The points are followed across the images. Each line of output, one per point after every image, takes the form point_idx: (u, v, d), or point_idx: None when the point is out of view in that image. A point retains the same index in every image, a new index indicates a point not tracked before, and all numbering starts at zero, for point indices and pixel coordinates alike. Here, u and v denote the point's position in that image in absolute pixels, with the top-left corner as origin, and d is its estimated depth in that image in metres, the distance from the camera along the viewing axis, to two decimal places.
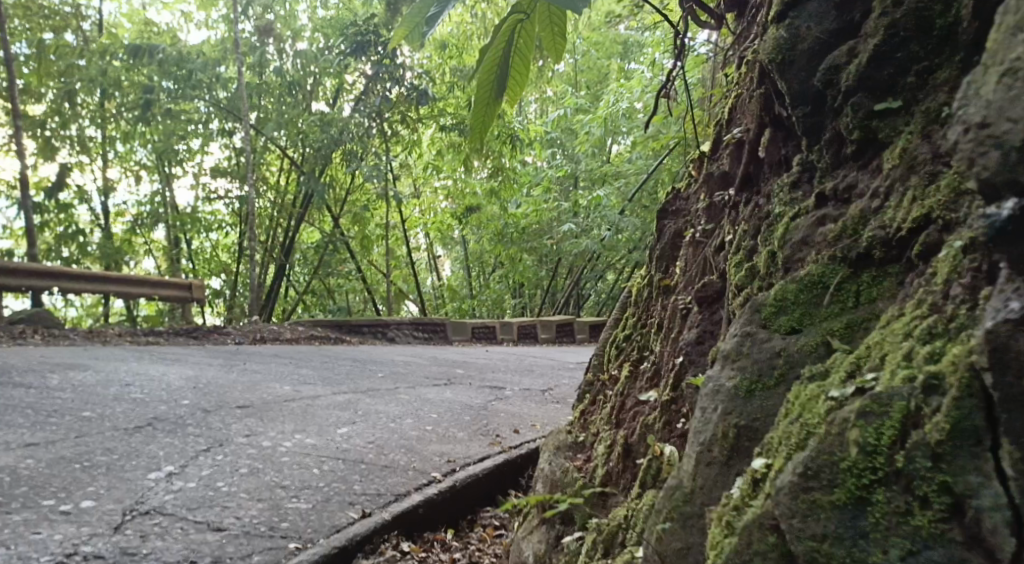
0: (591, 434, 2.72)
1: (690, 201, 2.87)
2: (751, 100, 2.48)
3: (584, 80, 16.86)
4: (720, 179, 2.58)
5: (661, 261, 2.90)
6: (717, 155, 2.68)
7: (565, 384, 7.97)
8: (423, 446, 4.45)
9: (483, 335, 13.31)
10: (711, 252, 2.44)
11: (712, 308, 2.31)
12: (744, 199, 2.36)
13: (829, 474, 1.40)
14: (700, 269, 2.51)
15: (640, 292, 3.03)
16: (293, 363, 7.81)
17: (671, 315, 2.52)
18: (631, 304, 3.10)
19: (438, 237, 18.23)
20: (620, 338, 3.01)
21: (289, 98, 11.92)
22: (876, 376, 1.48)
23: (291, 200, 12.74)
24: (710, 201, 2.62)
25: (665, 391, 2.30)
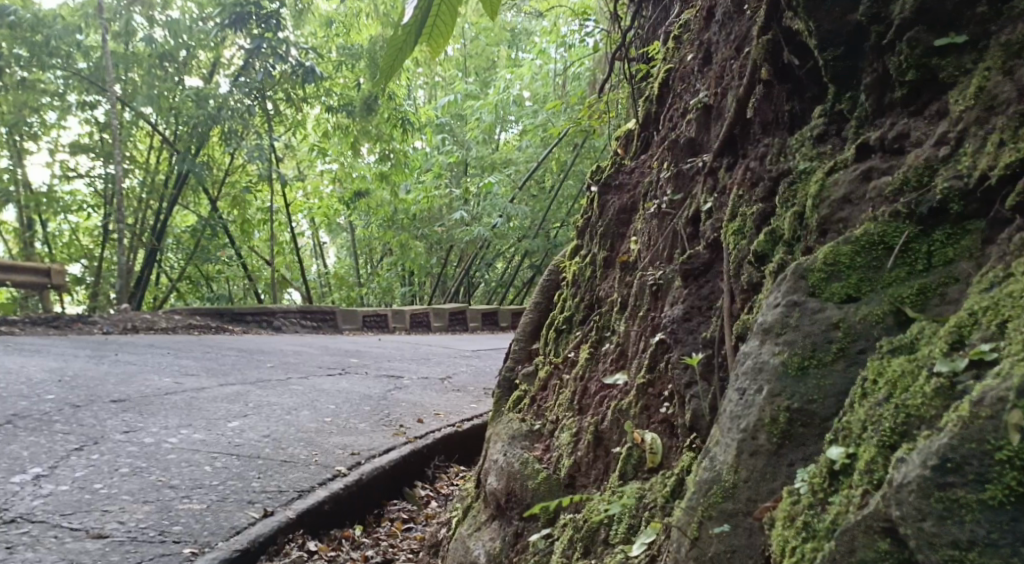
0: (546, 422, 2.61)
1: (638, 175, 2.84)
2: (717, 64, 2.43)
3: (473, 65, 16.70)
4: (689, 148, 2.47)
5: (609, 237, 2.81)
6: (677, 125, 2.63)
7: (463, 372, 7.86)
8: (323, 438, 4.25)
9: (374, 323, 13.01)
10: (686, 225, 2.32)
11: (698, 282, 2.16)
12: (727, 163, 2.25)
13: (976, 466, 1.17)
14: (668, 245, 2.39)
15: (581, 272, 2.96)
16: (172, 353, 7.37)
17: (636, 295, 2.43)
18: (573, 282, 3.01)
19: (323, 223, 17.68)
20: (562, 321, 2.93)
21: (159, 71, 11.26)
22: (996, 348, 1.30)
23: (165, 181, 12.05)
24: (677, 171, 2.49)
25: (638, 374, 2.21)
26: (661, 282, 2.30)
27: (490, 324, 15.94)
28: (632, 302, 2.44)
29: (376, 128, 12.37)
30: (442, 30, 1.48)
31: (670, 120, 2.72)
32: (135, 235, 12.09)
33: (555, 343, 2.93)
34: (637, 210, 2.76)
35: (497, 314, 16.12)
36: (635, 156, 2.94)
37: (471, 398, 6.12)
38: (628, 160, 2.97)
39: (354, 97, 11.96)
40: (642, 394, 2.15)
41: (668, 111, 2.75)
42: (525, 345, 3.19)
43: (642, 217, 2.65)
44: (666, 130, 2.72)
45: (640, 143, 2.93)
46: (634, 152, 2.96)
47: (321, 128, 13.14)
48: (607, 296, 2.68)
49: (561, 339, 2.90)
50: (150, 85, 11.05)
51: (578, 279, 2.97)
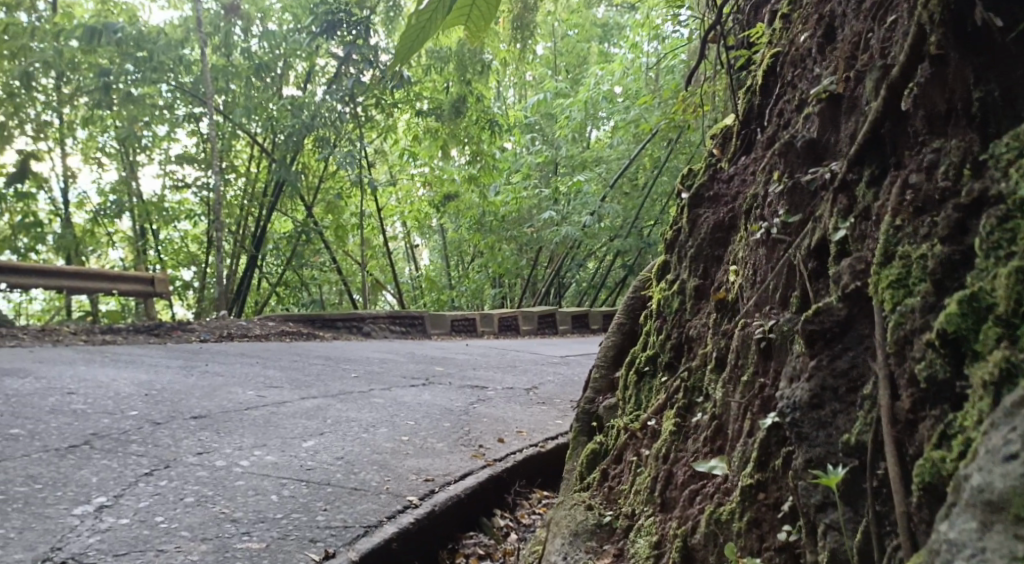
0: (620, 512, 2.30)
1: (738, 185, 2.46)
2: (851, 46, 1.98)
3: (563, 63, 16.36)
4: (806, 153, 2.04)
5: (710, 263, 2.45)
6: (794, 124, 2.19)
7: (549, 382, 7.56)
8: (398, 462, 4.00)
9: (463, 328, 12.83)
10: (805, 261, 1.89)
11: (831, 346, 1.69)
12: (876, 175, 1.75)
13: None
14: (782, 283, 1.99)
15: (667, 303, 2.64)
16: (260, 363, 7.28)
17: (738, 351, 2.07)
18: (659, 317, 2.68)
19: (416, 226, 17.61)
20: (644, 359, 2.63)
21: (257, 82, 11.28)
22: None
23: (263, 188, 12.15)
24: (793, 184, 2.06)
25: (740, 473, 1.87)
26: (772, 339, 1.92)
27: (581, 327, 15.61)
28: (732, 361, 2.09)
29: (465, 131, 12.25)
30: (480, 14, 1.39)
31: (778, 115, 2.32)
32: (236, 242, 12.23)
33: (636, 385, 2.64)
34: (735, 228, 2.41)
35: (588, 316, 15.78)
36: (734, 157, 2.57)
37: (557, 413, 5.80)
38: (727, 163, 2.60)
39: (443, 101, 11.91)
40: (749, 500, 1.79)
41: (775, 106, 2.37)
42: (608, 374, 2.94)
43: (745, 243, 2.27)
44: (773, 128, 2.33)
45: (742, 142, 2.55)
46: (734, 151, 2.58)
47: (411, 132, 13.08)
48: (698, 337, 2.36)
49: (643, 383, 2.60)
50: (249, 97, 11.15)
51: (663, 310, 2.66)
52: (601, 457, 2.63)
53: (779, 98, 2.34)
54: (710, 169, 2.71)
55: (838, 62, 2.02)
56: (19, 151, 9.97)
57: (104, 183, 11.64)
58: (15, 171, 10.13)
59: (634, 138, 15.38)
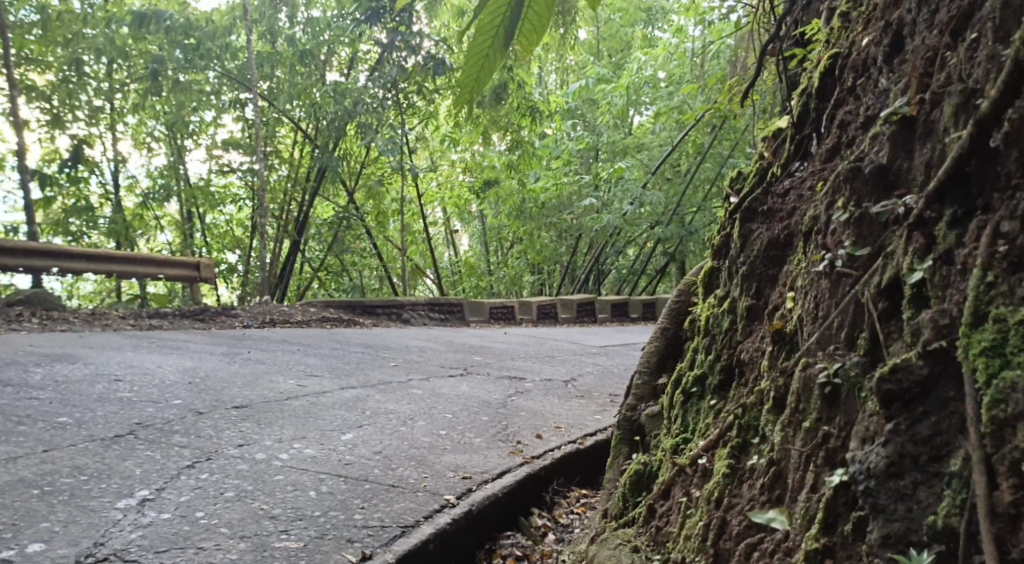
0: (670, 556, 2.22)
1: (788, 200, 2.37)
2: (926, 64, 1.86)
3: (606, 49, 16.19)
4: (876, 180, 1.93)
5: (764, 283, 2.37)
6: (858, 144, 2.08)
7: (588, 374, 7.50)
8: (435, 457, 3.99)
9: (502, 315, 12.78)
10: (877, 305, 1.80)
11: (909, 407, 1.63)
12: (957, 213, 1.67)
13: None
14: (847, 322, 1.90)
15: (717, 319, 2.57)
16: (301, 350, 7.30)
17: (799, 396, 1.96)
18: (708, 336, 2.60)
19: (456, 212, 17.56)
20: (691, 379, 2.56)
21: (301, 68, 11.29)
22: None
23: (306, 173, 12.20)
24: (860, 214, 1.96)
25: (804, 534, 1.78)
26: (837, 383, 1.85)
27: (620, 315, 15.46)
28: (792, 404, 1.98)
29: (506, 117, 12.25)
30: (532, 28, 1.39)
31: (838, 125, 2.22)
32: (280, 226, 12.30)
33: (682, 406, 2.58)
34: (792, 247, 2.31)
35: (628, 305, 15.63)
36: (788, 163, 2.48)
37: (596, 407, 5.74)
38: (781, 170, 2.51)
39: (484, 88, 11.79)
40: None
41: (832, 116, 2.28)
42: (650, 381, 2.95)
43: (802, 269, 2.17)
44: (833, 138, 2.23)
45: (796, 148, 2.45)
46: (787, 155, 2.49)
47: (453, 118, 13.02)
48: (750, 362, 2.28)
49: (688, 405, 2.55)
50: (293, 83, 11.20)
51: (711, 327, 2.59)
52: (646, 479, 2.60)
53: (838, 110, 2.24)
54: (763, 173, 2.65)
55: (913, 80, 1.90)
56: (71, 136, 10.06)
57: (152, 168, 11.74)
58: (66, 155, 10.23)
59: (676, 124, 15.17)
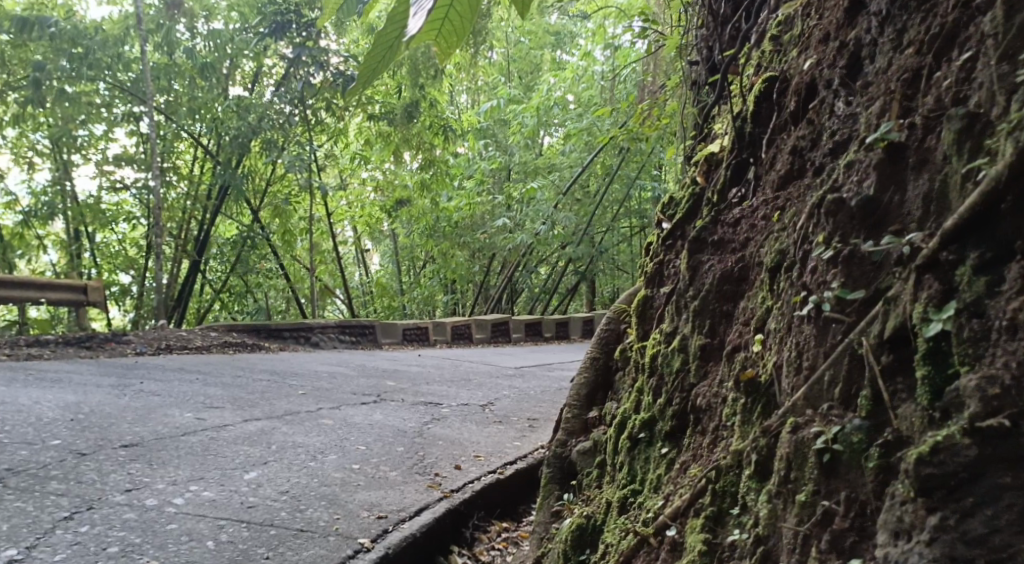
0: None
1: (738, 232, 2.46)
2: (914, 89, 1.81)
3: (516, 69, 16.28)
4: (865, 214, 1.82)
5: (720, 320, 2.39)
6: (831, 171, 2.02)
7: (505, 397, 7.35)
8: (348, 495, 3.76)
9: (415, 336, 12.53)
10: (884, 356, 1.67)
11: (956, 497, 1.43)
12: (987, 253, 1.53)
13: None
14: (841, 377, 1.77)
15: (667, 359, 2.57)
16: (200, 379, 6.90)
17: (789, 462, 1.81)
18: (661, 372, 2.60)
19: (366, 231, 17.16)
20: (639, 421, 2.59)
21: (201, 81, 10.84)
22: None
23: (207, 191, 11.69)
24: (847, 252, 1.83)
25: None
26: (837, 452, 1.70)
27: (534, 335, 15.38)
28: (779, 472, 1.83)
29: (418, 136, 12.14)
30: (452, 27, 1.38)
31: (781, 154, 2.33)
32: (178, 246, 11.63)
33: (628, 454, 2.60)
34: (747, 280, 2.35)
35: (541, 324, 15.55)
36: (726, 188, 2.64)
37: (515, 433, 5.58)
38: (719, 197, 2.66)
39: (395, 105, 11.67)
40: None
41: (773, 143, 2.41)
42: (580, 415, 3.11)
43: (776, 309, 2.09)
44: (779, 168, 2.32)
45: (733, 174, 2.62)
46: (725, 180, 2.65)
47: (362, 136, 12.76)
48: (709, 409, 2.28)
49: (634, 453, 2.57)
50: (193, 97, 10.69)
51: (663, 366, 2.59)
52: (588, 532, 2.58)
53: (792, 138, 2.27)
54: (695, 199, 2.85)
55: (896, 103, 1.84)
56: None
57: (36, 185, 10.98)
58: None
59: (586, 145, 15.37)
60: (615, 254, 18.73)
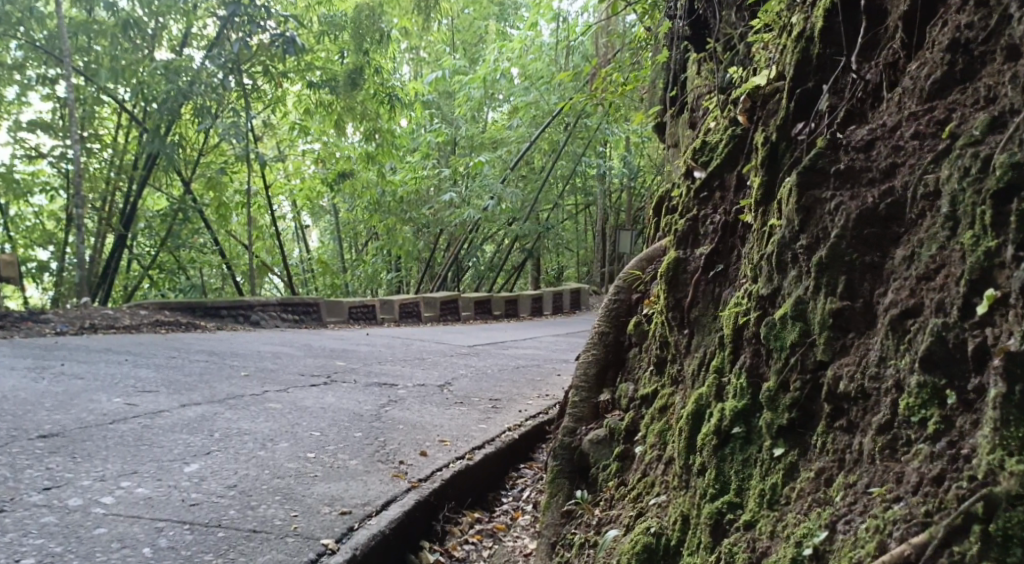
0: None
1: (878, 158, 2.28)
2: None
3: (461, 41, 15.81)
4: None
5: (874, 276, 2.18)
6: None
7: (464, 377, 6.99)
8: (305, 489, 3.37)
9: (362, 315, 12.01)
10: None
11: None
12: None
13: None
14: None
15: (773, 322, 2.40)
16: (129, 361, 6.37)
17: None
18: (784, 334, 2.36)
19: (306, 206, 16.40)
20: (728, 416, 2.43)
21: (125, 42, 10.14)
22: None
23: (132, 162, 10.90)
24: None
25: None
26: None
27: (483, 313, 14.95)
28: None
29: (362, 105, 11.60)
30: None
31: (923, 61, 2.27)
32: (101, 219, 10.79)
33: (714, 457, 2.41)
34: (901, 220, 2.16)
35: (490, 302, 15.10)
36: (790, 122, 2.67)
37: (479, 415, 5.23)
38: (779, 134, 2.69)
39: (338, 72, 11.19)
40: None
41: (921, 52, 2.30)
42: (590, 399, 3.46)
43: None
44: (925, 77, 2.25)
45: (800, 107, 2.66)
46: (789, 113, 2.68)
47: (302, 106, 12.06)
48: (868, 397, 2.07)
49: (723, 456, 2.39)
50: (115, 57, 10.00)
51: (767, 336, 2.41)
52: (659, 554, 2.45)
53: (957, 31, 2.19)
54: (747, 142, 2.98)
55: None
56: None
57: None
58: None
59: (534, 119, 15.05)
60: (559, 231, 18.35)
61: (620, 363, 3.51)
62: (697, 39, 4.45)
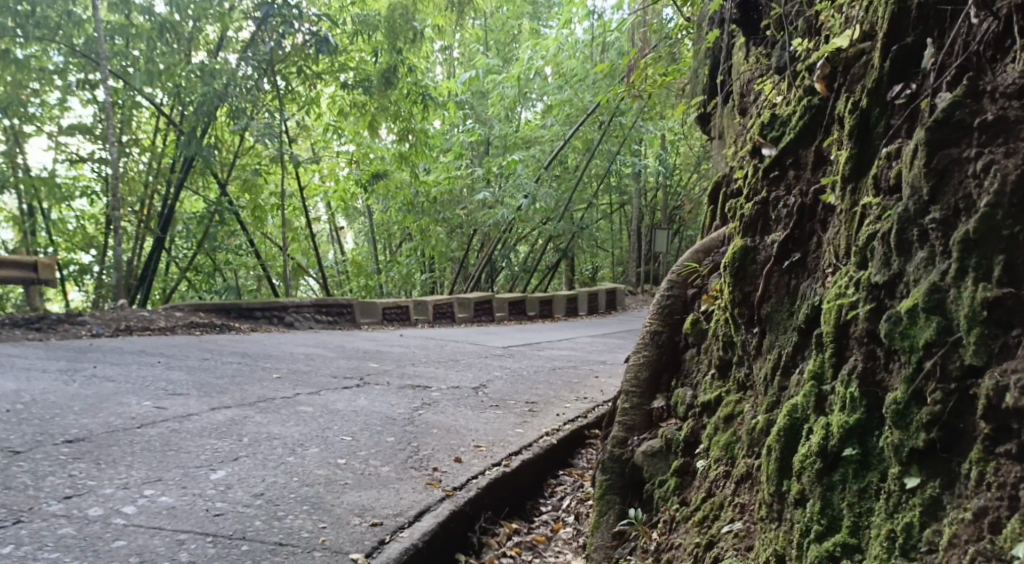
0: None
1: None
2: None
3: (494, 40, 15.63)
4: None
5: None
6: None
7: (498, 379, 6.80)
8: (334, 497, 3.20)
9: (396, 316, 11.88)
10: None
11: None
12: None
13: None
14: None
15: (898, 316, 2.11)
16: (161, 363, 6.27)
17: None
18: (921, 330, 2.04)
19: (340, 208, 16.32)
20: (836, 435, 2.17)
21: (161, 45, 10.06)
22: None
23: (170, 164, 10.86)
24: None
25: None
26: None
27: (517, 314, 14.75)
28: None
29: (395, 105, 11.48)
30: None
31: None
32: (139, 222, 10.76)
33: (818, 484, 2.18)
34: None
35: (525, 303, 14.89)
36: (884, 85, 2.43)
37: (515, 419, 5.03)
38: (871, 99, 2.46)
39: (371, 72, 11.15)
40: None
41: None
42: (644, 405, 3.30)
43: None
44: None
45: (896, 67, 2.40)
46: (884, 74, 2.44)
47: (336, 107, 11.95)
48: None
49: (830, 484, 2.15)
50: (151, 60, 9.91)
51: (891, 334, 2.12)
52: None
53: None
54: (831, 112, 2.71)
55: None
56: None
57: None
58: None
59: (568, 119, 14.85)
60: (594, 230, 18.09)
61: (674, 365, 3.35)
62: (752, 36, 4.20)
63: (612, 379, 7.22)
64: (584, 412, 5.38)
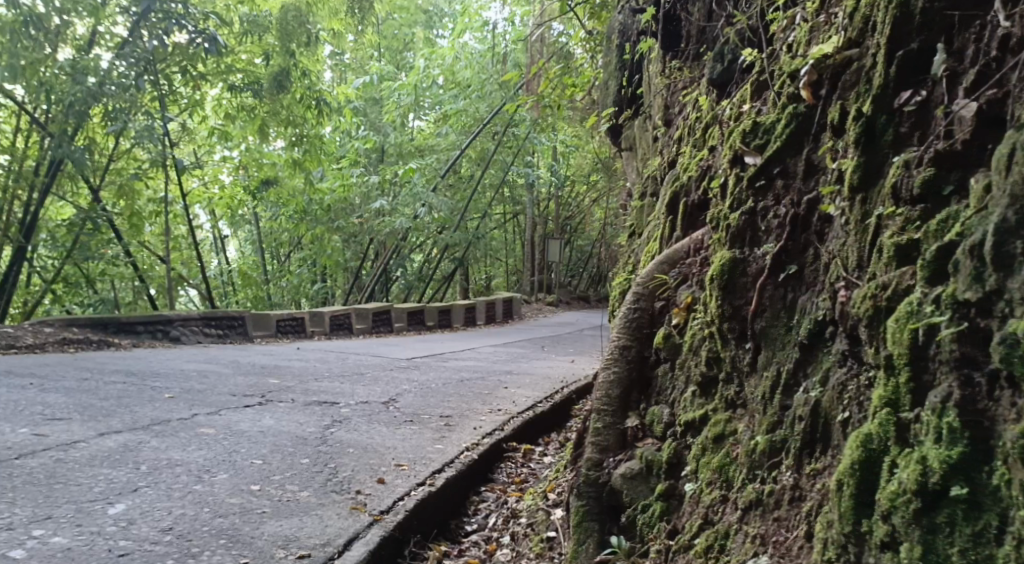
0: None
1: None
2: None
3: (387, 46, 15.37)
4: None
5: None
6: None
7: (409, 393, 6.59)
8: (252, 528, 2.98)
9: (290, 328, 11.44)
10: None
11: None
12: None
13: None
14: None
15: (1015, 338, 1.83)
16: (34, 385, 5.77)
17: None
18: None
19: (225, 215, 15.61)
20: (937, 471, 1.92)
21: (24, 37, 9.23)
22: None
23: (34, 167, 10.04)
24: None
25: None
26: None
27: (416, 324, 14.49)
28: None
29: (287, 110, 11.17)
30: None
31: None
32: None
33: (916, 526, 1.94)
34: None
35: (424, 312, 14.66)
36: (891, 92, 2.42)
37: (433, 435, 4.85)
38: (876, 106, 2.45)
39: (261, 74, 10.74)
40: None
41: None
42: (616, 424, 3.25)
43: None
44: None
45: (902, 73, 2.40)
46: (888, 80, 2.43)
47: (223, 110, 11.43)
48: None
49: (932, 526, 1.91)
50: (13, 53, 9.02)
51: (1008, 359, 1.84)
52: None
53: None
54: (823, 118, 2.71)
55: None
56: None
57: None
58: None
59: (465, 127, 14.87)
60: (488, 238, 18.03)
61: (643, 381, 3.33)
62: (674, 48, 4.19)
63: (522, 389, 7.13)
64: (502, 424, 5.25)
